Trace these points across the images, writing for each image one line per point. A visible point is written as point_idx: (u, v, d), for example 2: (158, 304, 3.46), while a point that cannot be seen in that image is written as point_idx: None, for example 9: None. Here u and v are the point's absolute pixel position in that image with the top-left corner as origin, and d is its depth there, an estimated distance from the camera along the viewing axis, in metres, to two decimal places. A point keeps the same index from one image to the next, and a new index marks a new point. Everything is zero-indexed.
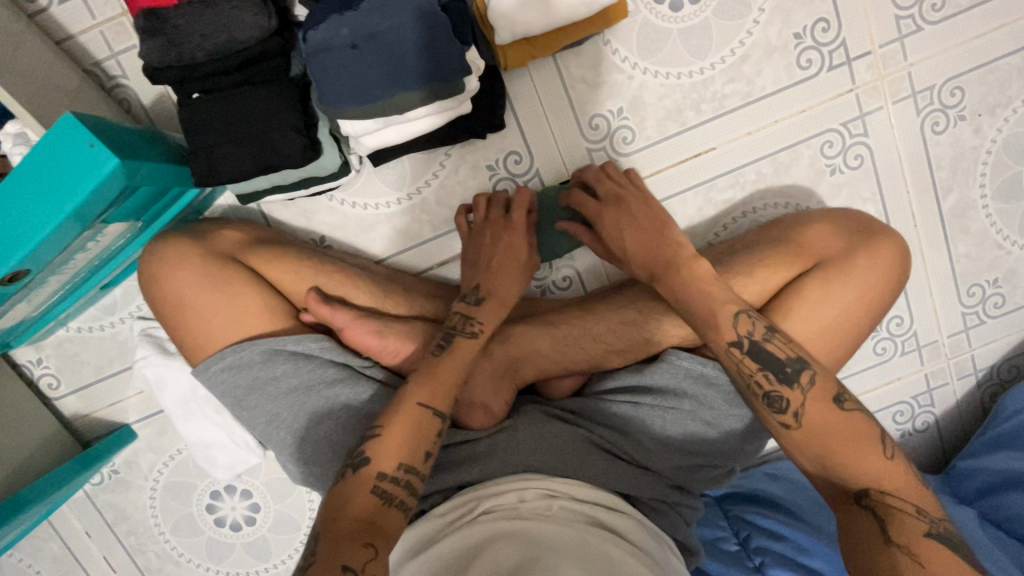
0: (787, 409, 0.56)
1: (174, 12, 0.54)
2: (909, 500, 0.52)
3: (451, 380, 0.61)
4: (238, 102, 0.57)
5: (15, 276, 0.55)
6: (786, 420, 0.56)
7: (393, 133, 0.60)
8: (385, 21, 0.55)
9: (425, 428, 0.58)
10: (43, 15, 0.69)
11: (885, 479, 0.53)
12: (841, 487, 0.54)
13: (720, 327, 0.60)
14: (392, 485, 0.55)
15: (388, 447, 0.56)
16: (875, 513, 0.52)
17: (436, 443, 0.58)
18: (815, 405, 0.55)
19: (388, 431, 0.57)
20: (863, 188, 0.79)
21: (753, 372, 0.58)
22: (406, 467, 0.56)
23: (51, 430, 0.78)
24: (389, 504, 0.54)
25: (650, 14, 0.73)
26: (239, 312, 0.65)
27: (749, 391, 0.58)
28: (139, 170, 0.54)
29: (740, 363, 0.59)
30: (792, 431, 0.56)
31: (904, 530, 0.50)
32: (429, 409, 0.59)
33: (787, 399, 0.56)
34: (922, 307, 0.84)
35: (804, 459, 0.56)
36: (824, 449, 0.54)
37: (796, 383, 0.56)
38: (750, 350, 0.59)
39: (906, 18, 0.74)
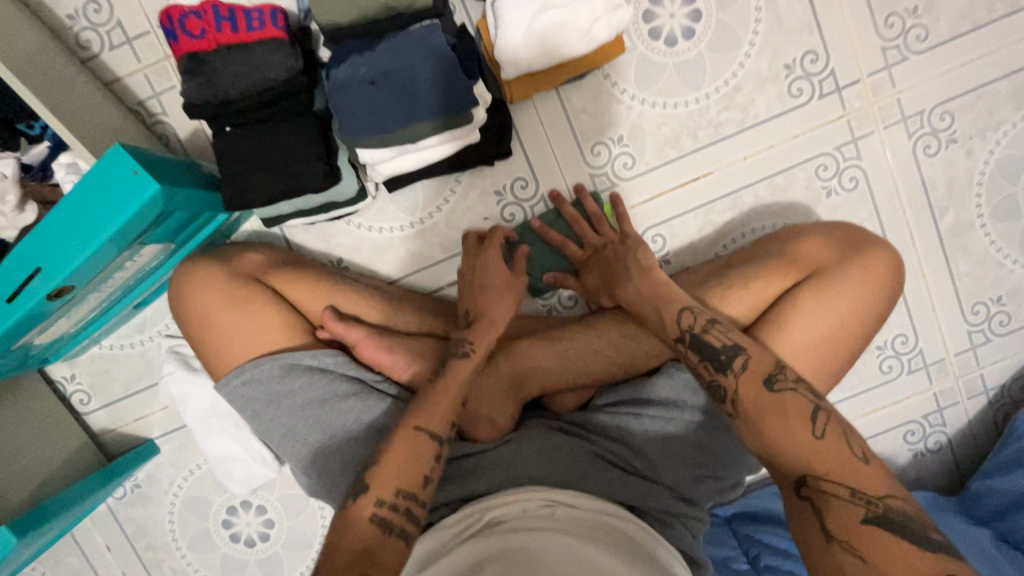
0: (726, 398, 0.57)
1: (212, 55, 0.60)
2: (847, 484, 0.50)
3: (450, 405, 0.64)
4: (266, 134, 0.62)
5: (61, 292, 0.59)
6: (727, 409, 0.57)
7: (408, 160, 0.65)
8: (399, 60, 0.61)
9: (423, 452, 0.60)
10: (94, 61, 0.77)
11: (822, 462, 0.51)
12: (784, 475, 0.53)
13: (665, 326, 0.64)
14: (392, 511, 0.56)
15: (389, 473, 0.58)
16: (814, 504, 0.51)
17: (434, 468, 0.60)
18: (748, 387, 0.56)
19: (385, 460, 0.59)
20: (859, 209, 0.82)
21: (695, 364, 0.60)
22: (404, 492, 0.57)
23: (79, 443, 0.82)
24: (389, 533, 0.55)
25: (646, 50, 0.78)
26: (260, 328, 0.69)
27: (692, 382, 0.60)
28: (175, 196, 0.59)
29: (686, 356, 0.61)
30: (733, 419, 0.56)
31: (840, 520, 0.49)
32: (427, 435, 0.61)
33: (723, 385, 0.57)
34: (926, 325, 0.85)
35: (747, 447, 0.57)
36: (759, 433, 0.54)
37: (730, 370, 0.58)
38: (692, 341, 0.61)
39: (892, 49, 0.78)
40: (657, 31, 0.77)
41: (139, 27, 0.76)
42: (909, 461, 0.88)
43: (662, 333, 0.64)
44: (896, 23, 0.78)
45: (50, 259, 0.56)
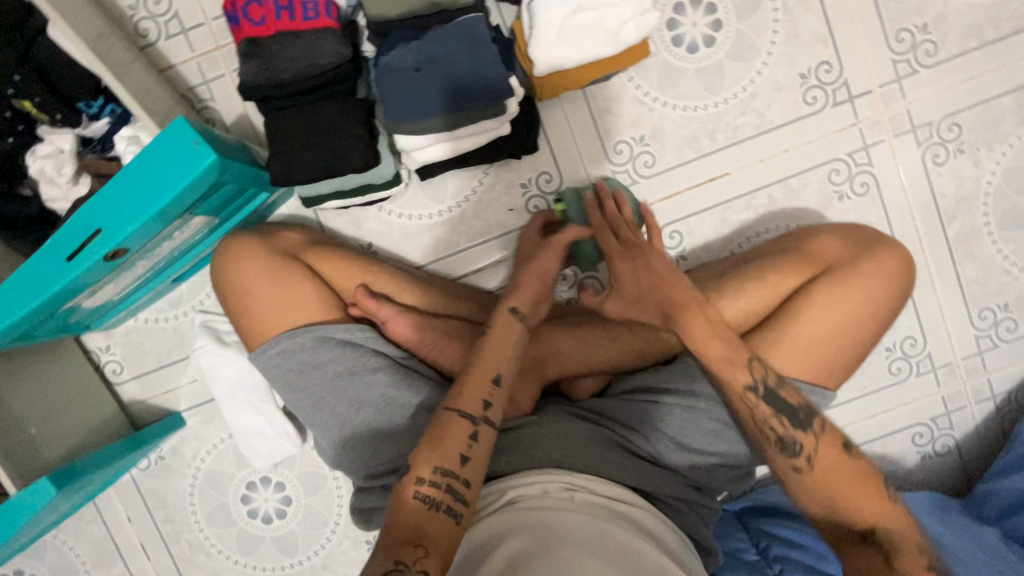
0: (800, 454, 0.62)
1: (270, 41, 0.65)
2: (907, 536, 0.60)
3: (481, 385, 0.65)
4: (314, 115, 0.66)
5: (116, 255, 0.63)
6: (799, 464, 0.62)
7: (442, 148, 0.69)
8: (445, 49, 0.65)
9: (459, 432, 0.61)
10: (151, 48, 0.82)
11: (885, 518, 0.61)
12: (848, 526, 0.61)
13: (735, 373, 0.64)
14: (434, 490, 0.59)
15: (427, 454, 0.60)
16: (880, 549, 0.59)
17: (472, 446, 0.61)
18: (826, 449, 0.62)
19: (425, 439, 0.62)
20: (869, 213, 0.85)
21: (766, 415, 0.63)
22: (443, 471, 0.59)
23: (110, 412, 0.85)
24: (435, 509, 0.58)
25: (669, 56, 0.82)
26: (298, 302, 0.72)
27: (764, 436, 0.63)
28: (228, 168, 0.63)
29: (753, 407, 0.64)
30: (803, 474, 0.62)
31: (909, 565, 0.58)
32: (458, 414, 0.63)
33: (801, 442, 0.62)
34: (935, 328, 0.87)
35: (805, 499, 0.63)
36: (833, 491, 0.61)
37: (810, 429, 0.63)
38: (766, 393, 0.63)
39: (902, 62, 0.82)
40: (680, 39, 0.82)
41: (194, 18, 0.81)
42: (918, 463, 0.90)
43: (729, 380, 0.65)
44: (906, 38, 0.82)
45: (109, 221, 0.60)
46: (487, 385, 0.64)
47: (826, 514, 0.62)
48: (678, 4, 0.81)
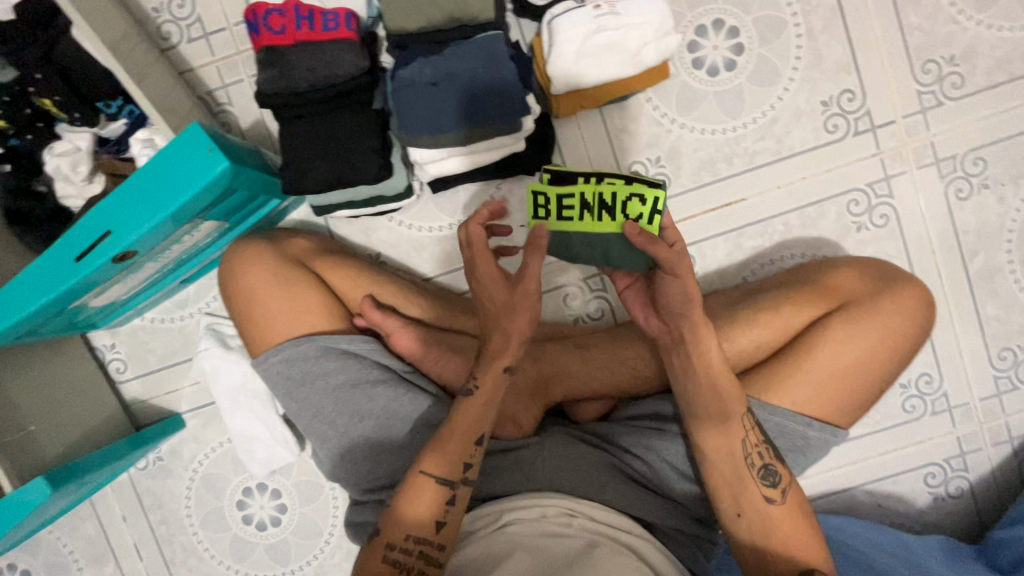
0: (776, 485, 0.62)
1: (289, 50, 0.65)
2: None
3: (463, 446, 0.61)
4: (329, 125, 0.66)
5: (124, 257, 0.63)
6: (773, 495, 0.62)
7: (454, 163, 0.69)
8: (463, 64, 0.65)
9: (435, 497, 0.60)
10: (172, 51, 0.83)
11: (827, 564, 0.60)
12: (794, 566, 0.59)
13: (739, 403, 0.63)
14: (406, 556, 0.58)
15: (401, 516, 0.59)
16: None
17: (448, 512, 0.60)
18: (796, 490, 0.63)
19: (399, 499, 0.60)
20: (888, 245, 0.83)
21: (757, 442, 0.63)
22: (416, 538, 0.59)
23: (111, 410, 0.84)
24: (405, 573, 0.57)
25: (688, 78, 0.81)
26: (303, 310, 0.71)
27: (751, 460, 0.63)
28: (241, 175, 0.63)
29: (752, 429, 0.64)
30: (772, 506, 0.61)
31: None
32: (435, 480, 0.60)
33: (780, 473, 0.63)
34: (952, 367, 0.85)
35: (758, 534, 0.61)
36: (785, 529, 0.61)
37: (788, 464, 0.64)
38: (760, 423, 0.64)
39: (928, 93, 0.81)
40: (701, 61, 0.81)
41: (216, 23, 0.82)
42: (929, 505, 0.87)
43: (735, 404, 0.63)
44: (932, 69, 0.81)
45: (119, 224, 0.60)
46: (469, 447, 0.61)
47: (775, 551, 0.60)
48: (700, 27, 0.81)
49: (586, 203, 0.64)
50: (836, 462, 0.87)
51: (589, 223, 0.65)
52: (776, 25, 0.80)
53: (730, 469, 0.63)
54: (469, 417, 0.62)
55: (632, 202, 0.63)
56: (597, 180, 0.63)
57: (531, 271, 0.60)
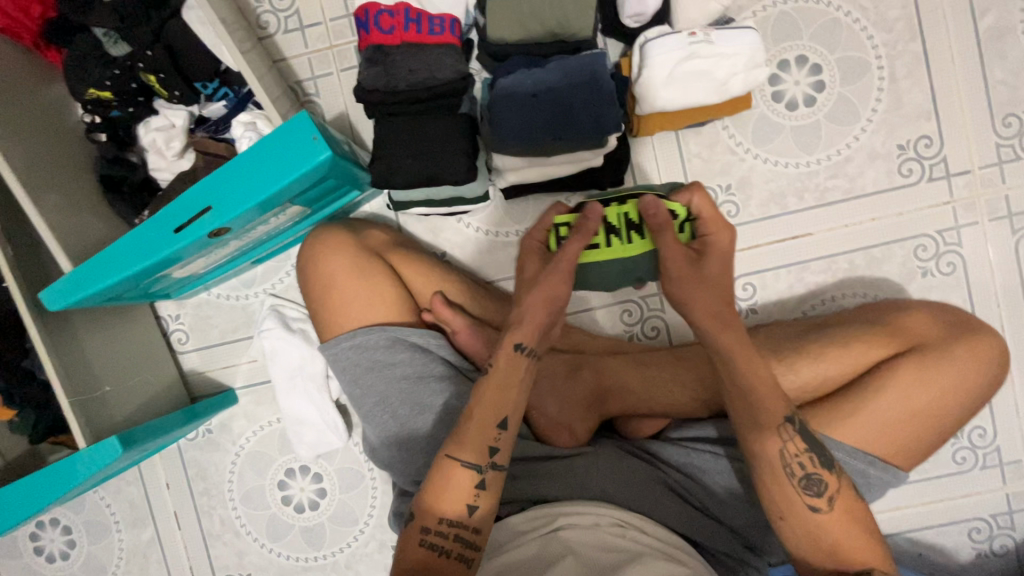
0: (821, 493, 0.60)
1: (394, 49, 0.67)
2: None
3: (486, 431, 0.62)
4: (423, 127, 0.68)
5: (218, 233, 0.65)
6: (819, 503, 0.60)
7: (533, 173, 0.72)
8: (562, 81, 0.66)
9: (462, 482, 0.60)
10: (268, 40, 0.86)
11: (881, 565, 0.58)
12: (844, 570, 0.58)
13: (775, 407, 0.61)
14: (441, 540, 0.59)
15: (432, 504, 0.60)
16: None
17: (479, 496, 0.60)
18: (845, 491, 0.60)
19: (430, 489, 0.61)
20: (952, 294, 0.83)
21: (798, 451, 0.61)
22: (450, 522, 0.60)
23: (171, 380, 0.87)
24: (445, 555, 0.59)
25: (767, 110, 0.82)
26: (375, 299, 0.72)
27: (790, 471, 0.60)
28: (338, 164, 0.65)
29: (792, 440, 0.61)
30: (819, 514, 0.59)
31: None
32: (462, 463, 0.61)
33: (825, 482, 0.60)
34: (1007, 422, 0.84)
35: (805, 540, 0.60)
36: (839, 535, 0.59)
37: (835, 469, 0.61)
38: (800, 428, 0.61)
39: (1006, 147, 0.81)
40: (781, 95, 0.82)
41: (313, 17, 0.85)
42: (971, 560, 0.85)
43: (767, 417, 0.61)
44: (1013, 124, 0.81)
45: (221, 200, 0.63)
46: (492, 430, 0.62)
47: (820, 560, 0.59)
48: (783, 62, 0.82)
49: (612, 225, 0.66)
50: (881, 506, 0.86)
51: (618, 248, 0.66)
52: (859, 66, 0.81)
53: (769, 477, 0.61)
54: (491, 397, 0.63)
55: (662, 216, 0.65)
56: (620, 202, 0.66)
57: (567, 251, 0.64)
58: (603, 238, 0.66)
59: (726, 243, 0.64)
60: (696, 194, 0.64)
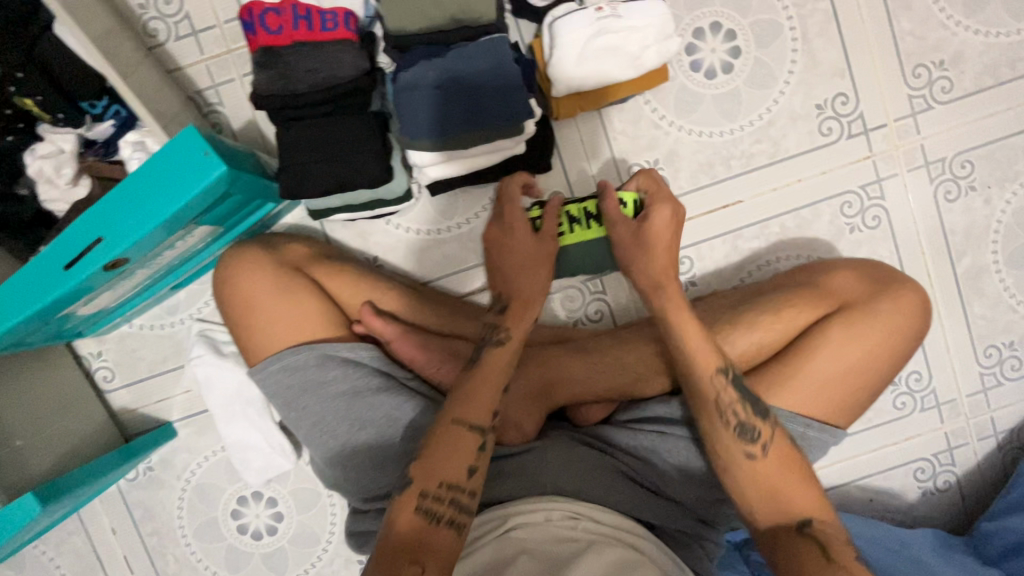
0: (757, 440, 0.62)
1: (287, 50, 0.63)
2: (835, 526, 0.60)
3: (491, 394, 0.63)
4: (328, 130, 0.64)
5: (115, 264, 0.61)
6: (754, 450, 0.62)
7: (455, 167, 0.68)
8: (466, 70, 0.64)
9: (466, 444, 0.60)
10: (159, 49, 0.80)
11: (819, 511, 0.60)
12: (785, 519, 0.60)
13: (708, 359, 0.64)
14: (439, 504, 0.57)
15: (434, 466, 0.59)
16: (816, 539, 0.58)
17: (479, 458, 0.60)
18: (779, 440, 0.63)
19: (428, 452, 0.60)
20: (880, 246, 0.85)
21: (732, 400, 0.63)
22: (449, 486, 0.58)
23: (100, 421, 0.82)
24: (437, 522, 0.57)
25: (686, 81, 0.82)
26: (300, 317, 0.70)
27: (724, 419, 0.63)
28: (238, 179, 0.61)
29: (722, 390, 0.63)
30: (755, 462, 0.62)
31: (843, 552, 0.57)
32: (467, 426, 0.61)
33: (757, 428, 0.62)
34: (940, 363, 0.87)
35: (747, 489, 0.62)
36: (775, 481, 0.61)
37: (769, 419, 0.63)
38: (733, 378, 0.64)
39: (918, 97, 0.82)
40: (698, 64, 0.82)
41: (206, 21, 0.79)
42: (919, 499, 0.89)
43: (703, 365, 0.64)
44: (922, 74, 0.82)
45: (112, 229, 0.58)
46: (496, 394, 0.63)
47: (763, 511, 0.61)
48: (698, 30, 0.81)
49: (573, 216, 0.74)
50: (832, 459, 0.89)
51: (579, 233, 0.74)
52: (772, 28, 0.81)
53: (708, 427, 0.64)
54: (499, 363, 0.65)
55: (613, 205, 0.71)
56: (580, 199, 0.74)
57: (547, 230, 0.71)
58: (566, 226, 0.74)
59: (666, 217, 0.68)
60: (643, 175, 0.70)
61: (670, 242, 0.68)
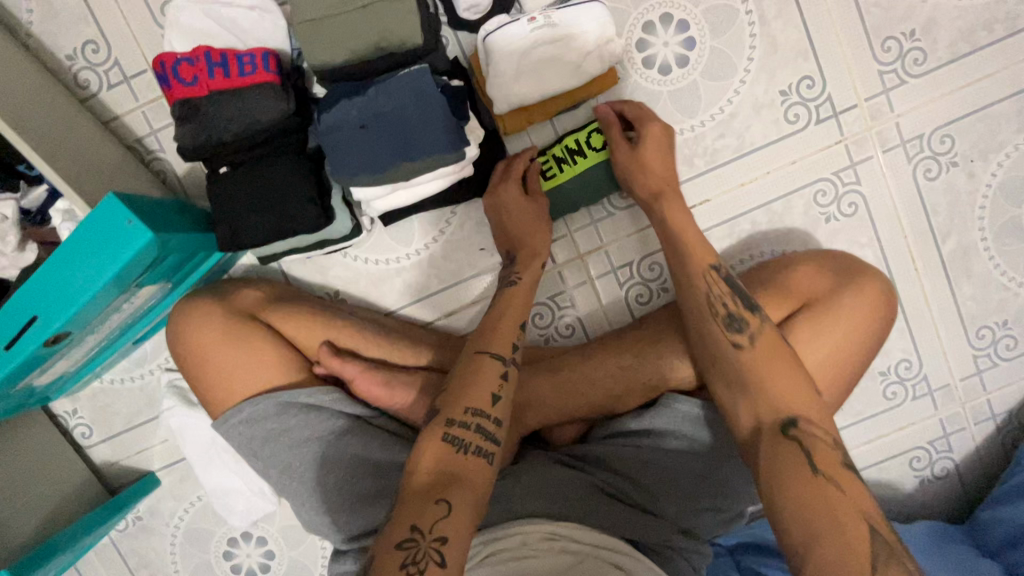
0: (745, 331, 0.63)
1: (205, 101, 0.61)
2: (826, 429, 0.57)
3: (512, 328, 0.65)
4: (259, 179, 0.62)
5: (57, 338, 0.60)
6: (741, 340, 0.63)
7: (402, 196, 0.66)
8: (390, 103, 0.61)
9: (489, 374, 0.60)
10: (93, 100, 0.78)
11: (808, 409, 0.58)
12: (772, 415, 0.58)
13: (701, 254, 0.68)
14: (465, 433, 0.56)
15: (458, 393, 0.58)
16: (801, 442, 0.56)
17: (503, 386, 0.60)
18: (769, 331, 0.63)
19: (454, 383, 0.59)
20: (859, 234, 0.81)
21: (722, 293, 0.65)
22: (474, 412, 0.57)
23: (81, 478, 0.83)
24: (464, 451, 0.55)
25: (640, 79, 0.77)
26: (257, 366, 0.69)
27: (715, 312, 0.65)
28: (170, 241, 0.60)
29: (711, 286, 0.66)
30: (742, 351, 0.62)
31: (824, 458, 0.55)
32: (491, 357, 0.61)
33: (747, 322, 0.63)
34: (930, 348, 0.83)
35: (733, 379, 0.62)
36: (760, 373, 0.60)
37: (758, 312, 0.64)
38: (725, 275, 0.67)
39: (889, 72, 0.77)
40: (651, 61, 0.77)
41: (136, 66, 0.77)
42: (916, 488, 0.87)
43: (693, 263, 0.68)
44: (892, 47, 0.77)
45: (46, 306, 0.57)
46: (515, 329, 0.65)
47: (749, 403, 0.60)
48: (648, 23, 0.76)
49: (558, 157, 0.74)
50: None
51: (568, 171, 0.74)
52: (727, 15, 0.76)
53: (698, 324, 0.66)
54: (517, 302, 0.67)
55: (595, 137, 0.74)
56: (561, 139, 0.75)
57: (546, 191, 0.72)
58: (555, 167, 0.74)
59: (659, 131, 0.71)
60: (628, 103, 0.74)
61: (665, 160, 0.71)
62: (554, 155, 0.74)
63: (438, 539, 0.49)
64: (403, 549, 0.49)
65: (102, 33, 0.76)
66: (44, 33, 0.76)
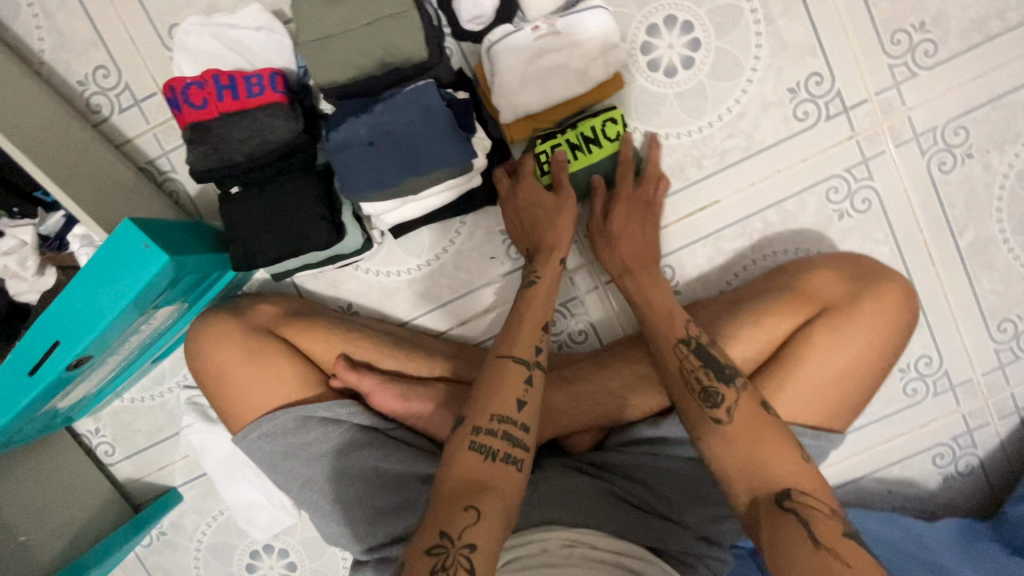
0: (720, 404, 0.61)
1: (215, 123, 0.62)
2: (823, 501, 0.55)
3: (534, 331, 0.63)
4: (271, 197, 0.63)
5: (79, 362, 0.61)
6: (719, 415, 0.61)
7: (411, 210, 0.66)
8: (398, 120, 0.61)
9: (512, 377, 0.59)
10: (105, 123, 0.79)
11: (802, 481, 0.56)
12: (766, 489, 0.56)
13: (671, 326, 0.67)
14: (491, 439, 0.55)
15: (481, 402, 0.57)
16: (799, 516, 0.54)
17: (528, 391, 0.59)
18: (747, 403, 0.61)
19: (480, 388, 0.59)
20: (873, 230, 0.79)
21: (694, 367, 0.64)
22: (499, 419, 0.56)
23: (106, 496, 0.84)
24: (491, 457, 0.54)
25: (645, 82, 0.77)
26: (275, 381, 0.70)
27: (690, 387, 0.63)
28: (186, 263, 0.60)
29: (683, 358, 0.65)
30: (722, 426, 0.60)
31: (826, 531, 0.53)
32: (514, 360, 0.60)
33: (722, 394, 0.61)
34: (950, 343, 0.82)
35: (723, 456, 0.60)
36: (750, 450, 0.58)
37: (733, 383, 0.62)
38: (696, 348, 0.65)
39: (900, 66, 0.76)
40: (657, 63, 0.77)
41: (146, 88, 0.78)
42: (939, 486, 0.85)
43: (669, 330, 0.67)
44: (902, 40, 0.76)
45: (67, 333, 0.58)
46: (537, 332, 0.63)
47: (740, 481, 0.58)
48: (653, 25, 0.76)
49: (573, 143, 0.71)
50: (844, 453, 0.86)
51: (584, 159, 0.72)
52: (732, 14, 0.76)
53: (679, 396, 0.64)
54: (539, 303, 0.66)
55: (610, 125, 0.71)
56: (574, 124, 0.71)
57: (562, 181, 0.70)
58: (569, 153, 0.71)
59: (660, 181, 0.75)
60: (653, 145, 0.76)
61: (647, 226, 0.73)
62: (570, 142, 0.70)
63: (467, 547, 0.48)
64: (433, 554, 0.48)
65: (111, 58, 0.77)
66: (57, 59, 0.78)
